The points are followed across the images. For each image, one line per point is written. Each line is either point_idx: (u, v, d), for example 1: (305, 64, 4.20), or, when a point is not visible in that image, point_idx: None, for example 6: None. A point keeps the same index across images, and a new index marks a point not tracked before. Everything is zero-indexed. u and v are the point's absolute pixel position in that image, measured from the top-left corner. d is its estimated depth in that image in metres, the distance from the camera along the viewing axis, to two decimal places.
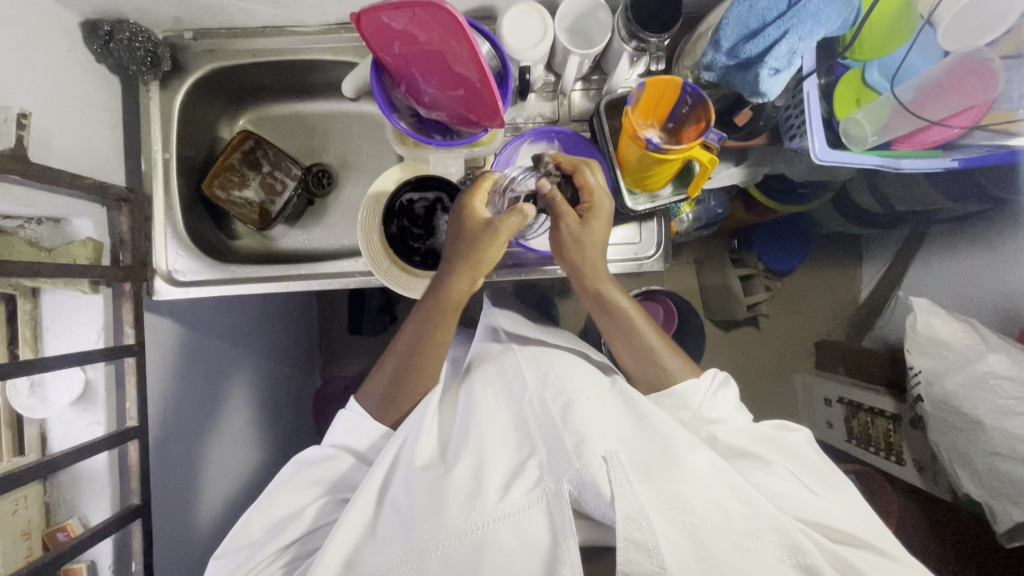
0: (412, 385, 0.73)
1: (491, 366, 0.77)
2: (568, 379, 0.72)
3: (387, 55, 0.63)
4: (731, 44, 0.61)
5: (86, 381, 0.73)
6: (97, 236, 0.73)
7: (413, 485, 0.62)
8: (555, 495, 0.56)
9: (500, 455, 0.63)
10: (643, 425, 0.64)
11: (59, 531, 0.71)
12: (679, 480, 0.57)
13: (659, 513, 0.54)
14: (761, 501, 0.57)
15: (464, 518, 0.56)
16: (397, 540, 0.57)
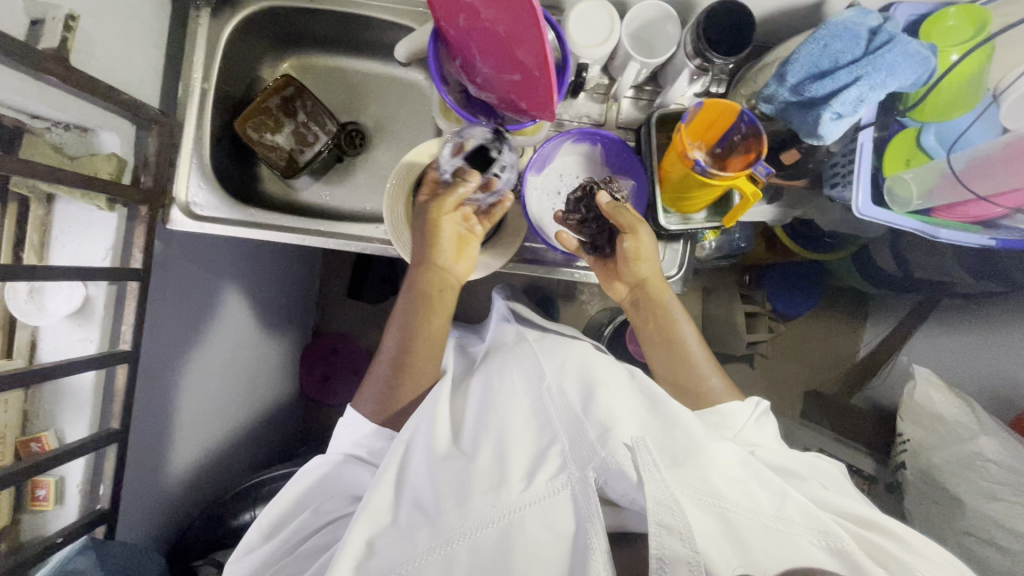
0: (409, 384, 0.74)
1: (508, 352, 0.76)
2: (586, 365, 0.71)
3: (450, 27, 0.62)
4: (797, 80, 0.60)
5: (86, 297, 0.72)
6: (122, 154, 0.72)
7: (435, 470, 0.62)
8: (580, 483, 0.56)
9: (518, 439, 0.62)
10: (659, 414, 0.64)
11: (34, 442, 0.70)
12: (703, 467, 0.57)
13: (688, 497, 0.53)
14: (787, 487, 0.57)
15: (491, 506, 0.57)
16: (423, 524, 0.58)
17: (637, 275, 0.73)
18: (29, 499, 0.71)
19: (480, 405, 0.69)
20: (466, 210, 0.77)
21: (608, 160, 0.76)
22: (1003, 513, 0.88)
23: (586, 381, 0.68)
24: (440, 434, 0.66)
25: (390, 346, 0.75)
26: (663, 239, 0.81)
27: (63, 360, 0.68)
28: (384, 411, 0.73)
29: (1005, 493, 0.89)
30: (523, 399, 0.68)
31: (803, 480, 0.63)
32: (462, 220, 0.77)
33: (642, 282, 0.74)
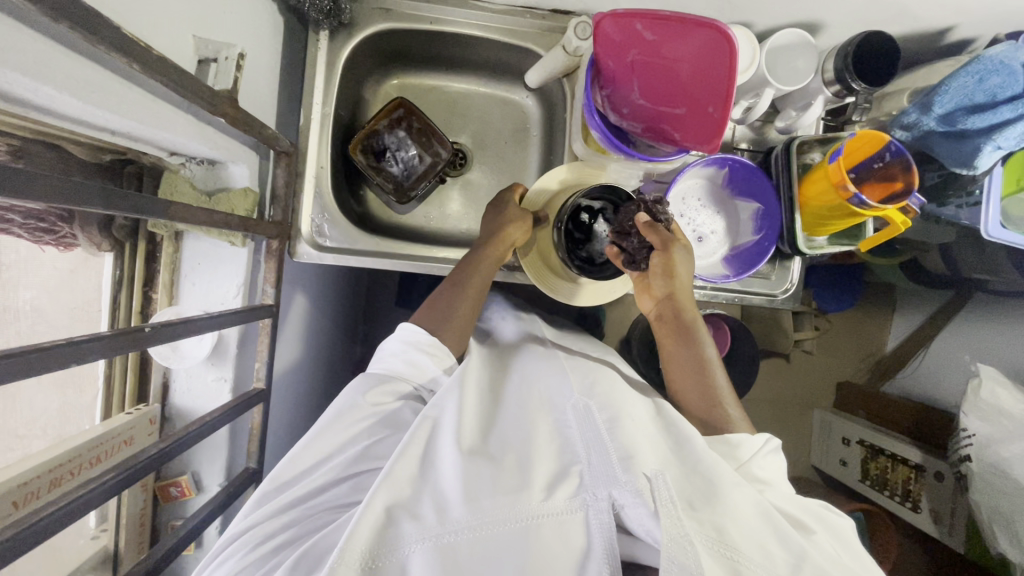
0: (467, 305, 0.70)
1: (532, 364, 0.68)
2: (618, 387, 0.64)
3: (611, 60, 0.61)
4: (945, 111, 0.63)
5: (218, 336, 0.70)
6: (251, 186, 0.69)
7: (450, 455, 0.53)
8: (600, 507, 0.48)
9: (541, 446, 0.54)
10: (683, 448, 0.56)
11: (174, 487, 0.69)
12: (724, 515, 0.49)
13: (702, 543, 0.45)
14: (809, 551, 0.48)
15: (507, 508, 0.48)
16: (427, 510, 0.49)
17: (669, 288, 0.69)
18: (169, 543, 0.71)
19: (505, 407, 0.62)
20: (603, 238, 0.74)
21: (729, 184, 0.77)
22: None
23: (623, 401, 0.60)
24: (464, 422, 0.56)
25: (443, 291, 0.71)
26: (776, 257, 0.84)
27: (209, 414, 0.61)
28: (440, 324, 0.68)
29: None
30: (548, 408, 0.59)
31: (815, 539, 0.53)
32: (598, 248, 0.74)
33: (675, 293, 0.70)
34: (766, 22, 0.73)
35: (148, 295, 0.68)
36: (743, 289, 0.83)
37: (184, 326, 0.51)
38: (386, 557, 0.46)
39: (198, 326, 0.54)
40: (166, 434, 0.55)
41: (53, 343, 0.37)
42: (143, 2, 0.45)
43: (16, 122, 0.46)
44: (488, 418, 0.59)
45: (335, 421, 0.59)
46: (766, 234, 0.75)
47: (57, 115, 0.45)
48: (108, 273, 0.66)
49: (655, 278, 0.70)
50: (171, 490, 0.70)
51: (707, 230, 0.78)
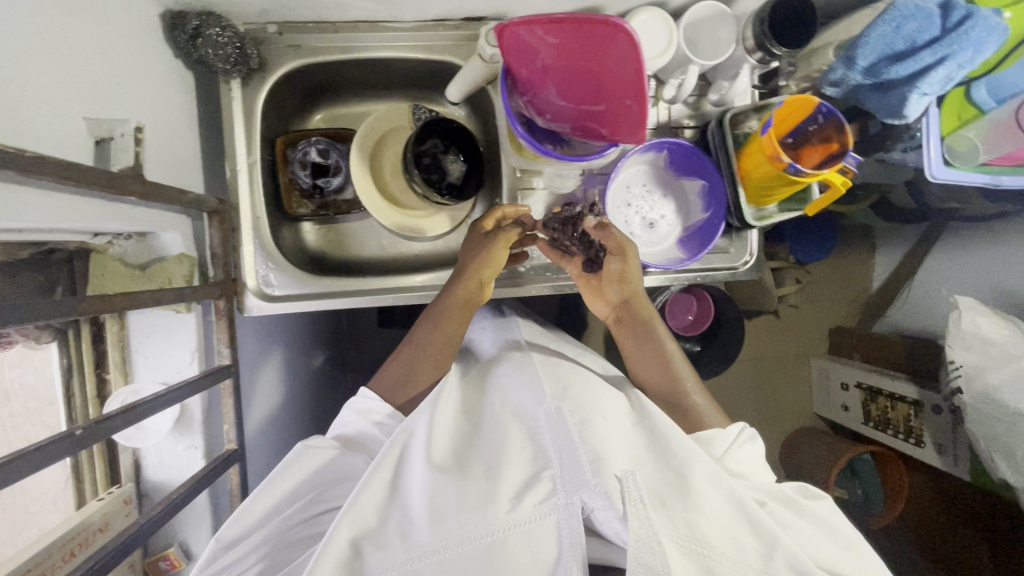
0: (423, 371, 0.72)
1: (505, 377, 0.68)
2: (586, 385, 0.64)
3: (525, 67, 0.60)
4: (870, 63, 0.61)
5: (180, 406, 0.69)
6: (187, 250, 0.68)
7: (417, 478, 0.54)
8: (570, 513, 0.48)
9: (509, 456, 0.54)
10: (659, 445, 0.56)
11: (163, 561, 0.68)
12: (695, 508, 0.50)
13: (672, 541, 0.47)
14: (779, 538, 0.50)
15: (473, 524, 0.48)
16: (391, 539, 0.49)
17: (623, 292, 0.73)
18: None
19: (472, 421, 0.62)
20: (451, 166, 0.82)
21: (672, 165, 0.76)
22: None
23: (594, 402, 0.60)
24: (432, 443, 0.58)
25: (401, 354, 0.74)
26: (733, 230, 0.83)
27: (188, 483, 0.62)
28: (398, 394, 0.70)
29: None
30: (521, 420, 0.59)
31: (800, 533, 0.56)
32: (452, 175, 0.82)
33: (625, 298, 0.74)
34: None
35: (101, 376, 0.67)
36: (703, 267, 0.82)
37: (130, 412, 0.50)
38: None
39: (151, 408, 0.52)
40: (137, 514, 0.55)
41: None
42: (17, 100, 0.44)
43: None
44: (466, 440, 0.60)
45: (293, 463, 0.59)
46: (714, 213, 0.73)
47: None
48: (56, 362, 0.64)
49: (608, 283, 0.74)
50: (160, 563, 0.69)
51: (656, 215, 0.77)
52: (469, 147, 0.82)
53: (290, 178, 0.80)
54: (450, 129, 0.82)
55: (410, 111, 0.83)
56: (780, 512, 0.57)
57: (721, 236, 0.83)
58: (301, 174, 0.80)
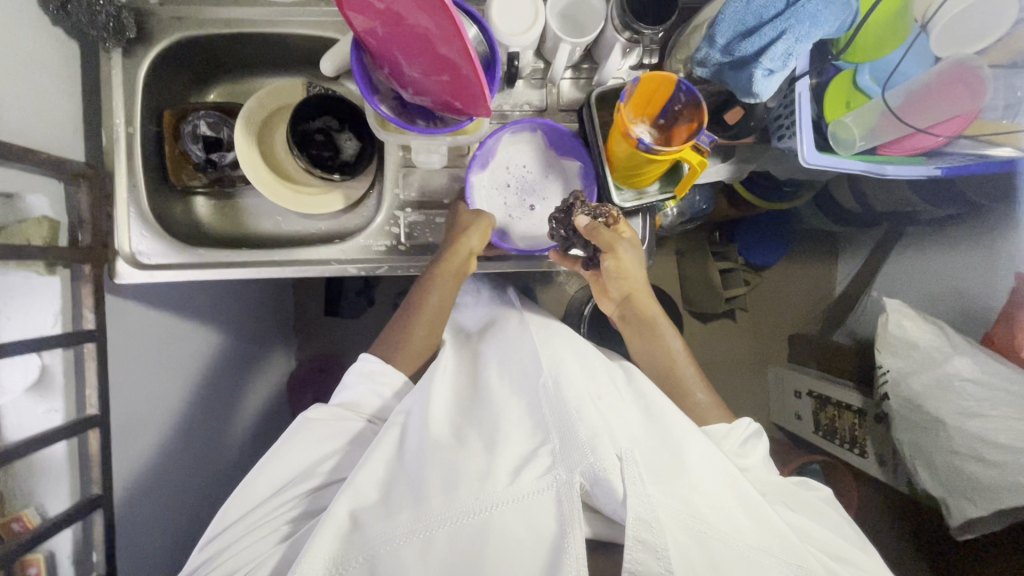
0: (420, 338, 0.76)
1: (505, 353, 0.73)
2: (588, 366, 0.69)
3: (370, 38, 0.60)
4: (726, 40, 0.60)
5: (42, 367, 0.69)
6: (54, 213, 0.68)
7: (421, 454, 0.59)
8: (568, 483, 0.51)
9: (511, 432, 0.58)
10: (655, 426, 0.62)
11: (15, 523, 0.66)
12: (690, 487, 0.53)
13: (670, 516, 0.50)
14: (770, 515, 0.54)
15: (473, 497, 0.52)
16: (392, 511, 0.54)
17: (624, 292, 0.77)
18: None
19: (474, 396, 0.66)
20: (346, 144, 0.83)
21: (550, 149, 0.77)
22: (981, 428, 0.92)
23: (594, 385, 0.65)
24: (431, 421, 0.63)
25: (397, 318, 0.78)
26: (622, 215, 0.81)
27: (33, 434, 0.67)
28: (397, 353, 0.75)
29: (982, 409, 0.92)
30: (521, 398, 0.63)
31: (790, 512, 0.62)
32: (346, 153, 0.83)
33: (627, 295, 0.78)
34: None
35: None
36: None
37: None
38: (355, 558, 0.52)
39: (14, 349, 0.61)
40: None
41: None
42: None
43: None
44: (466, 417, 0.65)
45: (300, 434, 0.66)
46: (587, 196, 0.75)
47: None
48: None
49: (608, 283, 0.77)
50: (11, 526, 0.65)
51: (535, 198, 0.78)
52: (361, 124, 0.83)
53: (182, 150, 0.81)
54: (340, 105, 0.82)
55: (304, 88, 0.83)
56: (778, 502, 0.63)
57: None
58: (195, 148, 0.81)
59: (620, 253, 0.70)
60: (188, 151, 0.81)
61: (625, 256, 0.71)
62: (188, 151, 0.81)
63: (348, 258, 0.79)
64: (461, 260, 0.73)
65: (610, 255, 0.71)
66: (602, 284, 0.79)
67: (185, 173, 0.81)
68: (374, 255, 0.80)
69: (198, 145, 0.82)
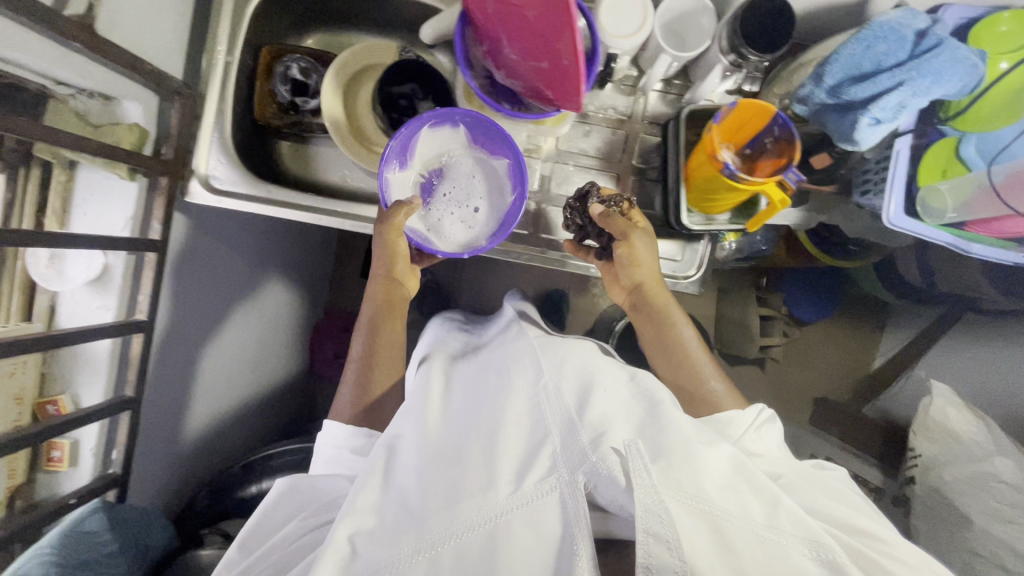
0: (380, 373, 0.77)
1: (503, 346, 0.71)
2: (589, 359, 0.68)
3: (479, 12, 0.61)
4: (835, 81, 0.59)
5: (104, 266, 0.73)
6: (144, 123, 0.72)
7: (417, 467, 0.58)
8: (574, 490, 0.52)
9: (507, 434, 0.58)
10: (657, 412, 0.60)
11: (51, 405, 0.71)
12: (699, 469, 0.52)
13: (679, 502, 0.50)
14: (779, 496, 0.53)
15: (476, 509, 0.53)
16: (394, 529, 0.54)
17: (636, 276, 0.75)
18: (43, 461, 0.72)
19: (468, 399, 0.65)
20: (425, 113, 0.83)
21: (475, 139, 0.74)
22: (1009, 535, 0.87)
23: (589, 377, 0.64)
24: (427, 427, 0.62)
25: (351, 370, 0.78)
26: (682, 237, 0.80)
27: (81, 326, 0.69)
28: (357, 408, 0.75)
29: (1015, 516, 0.87)
30: (518, 394, 0.62)
31: (804, 492, 0.59)
32: None
33: (639, 285, 0.76)
34: None
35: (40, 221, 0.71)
36: None
37: (56, 238, 0.62)
38: None
39: (74, 241, 0.64)
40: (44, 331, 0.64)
41: None
42: None
43: None
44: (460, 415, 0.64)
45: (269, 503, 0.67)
46: (517, 194, 0.72)
47: None
48: None
49: (621, 269, 0.75)
50: (49, 407, 0.71)
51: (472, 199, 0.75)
52: (444, 96, 0.83)
53: (270, 90, 0.82)
54: (426, 74, 0.82)
55: (395, 52, 0.83)
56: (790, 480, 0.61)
57: (668, 240, 0.81)
58: (282, 89, 0.82)
59: (634, 239, 0.71)
60: (274, 91, 0.82)
61: (636, 244, 0.72)
62: (275, 92, 0.82)
63: None
64: (387, 263, 0.78)
65: (625, 241, 0.72)
66: (615, 273, 0.79)
67: (269, 112, 0.83)
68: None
69: (284, 86, 0.82)
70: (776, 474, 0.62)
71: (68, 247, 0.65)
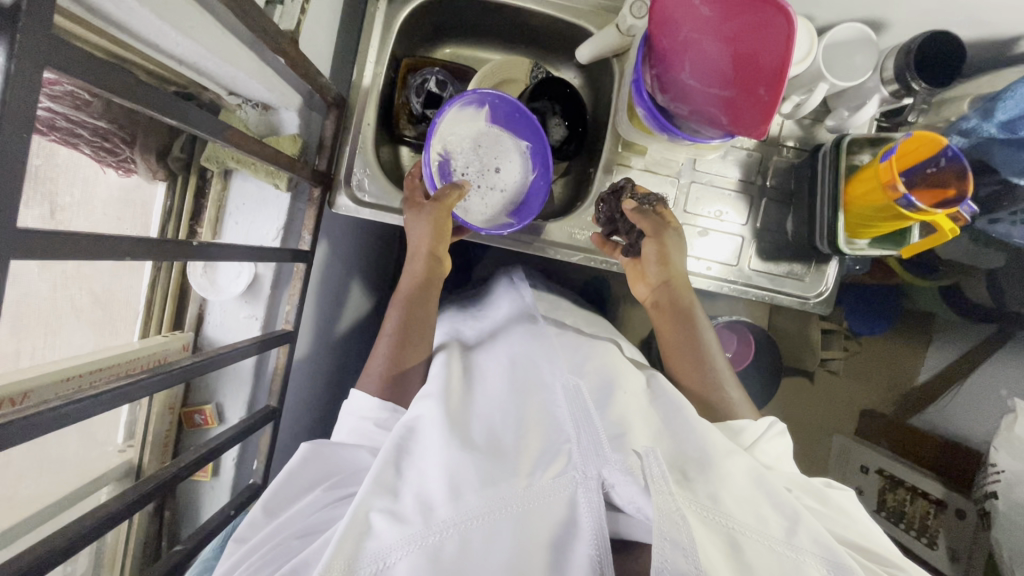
0: (416, 345, 0.71)
1: (517, 342, 0.71)
2: (608, 362, 0.69)
3: (669, 38, 0.61)
4: (1008, 117, 0.63)
5: (254, 275, 0.72)
6: (301, 133, 0.72)
7: (433, 452, 0.56)
8: (589, 486, 0.51)
9: (528, 431, 0.58)
10: (676, 424, 0.60)
11: (199, 415, 0.73)
12: (716, 482, 0.52)
13: (695, 513, 0.49)
14: (801, 513, 0.51)
15: (493, 498, 0.51)
16: (412, 513, 0.51)
17: (664, 274, 0.75)
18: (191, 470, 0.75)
19: (492, 394, 0.65)
20: (554, 129, 0.83)
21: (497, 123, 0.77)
22: None
23: (608, 379, 0.64)
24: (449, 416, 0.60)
25: (383, 346, 0.70)
26: (813, 259, 0.82)
27: (236, 340, 0.66)
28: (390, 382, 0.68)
29: None
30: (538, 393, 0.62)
31: (820, 511, 0.58)
32: (553, 139, 0.84)
33: (666, 281, 0.75)
34: (827, 16, 0.72)
35: (193, 228, 0.70)
36: (773, 289, 0.82)
37: (227, 249, 0.56)
38: (366, 564, 0.49)
39: (239, 252, 0.58)
40: (202, 350, 0.60)
41: (93, 233, 0.39)
42: None
43: (101, 40, 0.49)
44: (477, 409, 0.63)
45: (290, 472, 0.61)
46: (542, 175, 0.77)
47: (133, 35, 0.48)
48: (159, 204, 0.68)
49: (648, 264, 0.76)
50: (196, 417, 0.73)
51: (499, 159, 0.77)
52: (578, 114, 0.84)
53: (402, 101, 0.82)
54: (562, 91, 0.83)
55: (528, 67, 0.85)
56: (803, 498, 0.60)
57: (799, 262, 0.82)
58: (414, 100, 0.81)
59: (667, 234, 0.74)
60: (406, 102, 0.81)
61: (669, 240, 0.74)
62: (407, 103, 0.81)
63: (543, 239, 0.82)
64: (433, 241, 0.72)
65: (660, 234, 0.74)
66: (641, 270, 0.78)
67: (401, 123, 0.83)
68: (576, 243, 0.83)
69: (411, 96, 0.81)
70: (790, 488, 0.61)
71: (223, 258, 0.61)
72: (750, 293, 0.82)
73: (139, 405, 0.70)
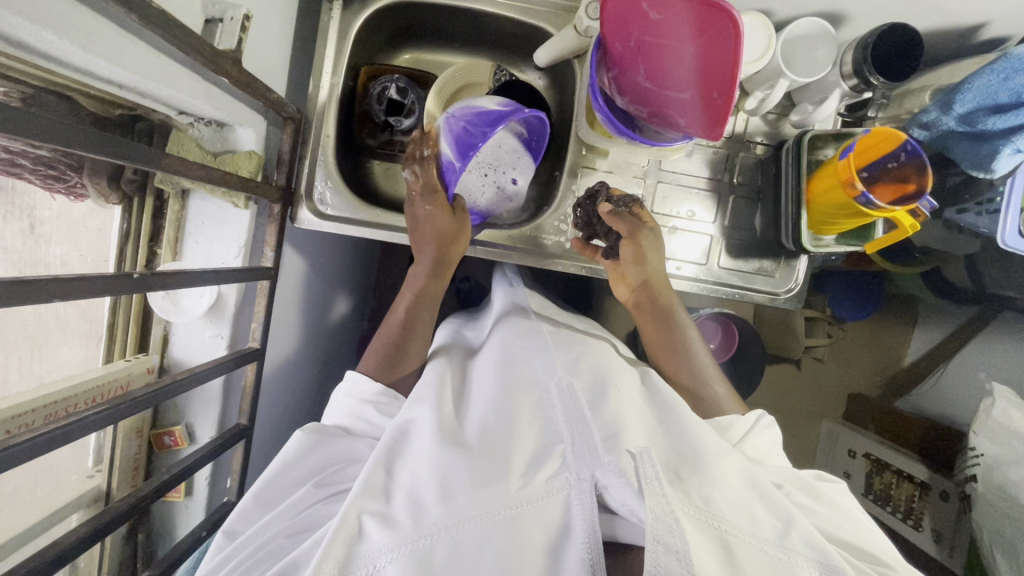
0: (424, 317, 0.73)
1: (512, 342, 0.71)
2: (600, 361, 0.69)
3: (619, 41, 0.61)
4: (966, 109, 0.62)
5: (217, 294, 0.72)
6: (259, 150, 0.71)
7: (426, 453, 0.55)
8: (583, 488, 0.51)
9: (520, 432, 0.57)
10: (669, 424, 0.60)
11: (168, 436, 0.73)
12: (711, 483, 0.52)
13: (687, 513, 0.48)
14: (793, 515, 0.51)
15: (487, 500, 0.50)
16: (404, 515, 0.50)
17: (642, 274, 0.74)
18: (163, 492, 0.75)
19: (485, 396, 0.64)
20: None
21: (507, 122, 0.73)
22: None
23: (601, 376, 0.65)
24: (442, 418, 0.60)
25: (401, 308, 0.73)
26: (783, 255, 0.82)
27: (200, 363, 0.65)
28: (391, 359, 0.70)
29: None
30: (532, 393, 0.62)
31: (808, 506, 0.58)
32: None
33: (646, 280, 0.74)
34: (786, 11, 0.71)
35: (152, 250, 0.70)
36: (744, 286, 0.82)
37: (181, 276, 0.55)
38: (358, 569, 0.47)
39: (199, 277, 0.57)
40: (162, 375, 0.59)
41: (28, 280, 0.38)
42: None
43: (30, 71, 0.48)
44: (469, 413, 0.63)
45: (288, 466, 0.59)
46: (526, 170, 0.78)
47: (65, 65, 0.47)
48: (116, 226, 0.68)
49: (627, 265, 0.75)
50: (166, 438, 0.74)
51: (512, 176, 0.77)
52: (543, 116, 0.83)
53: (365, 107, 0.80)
54: (526, 95, 0.81)
55: (491, 70, 0.84)
56: (796, 494, 0.59)
57: (770, 259, 0.82)
58: (374, 106, 0.79)
59: (645, 235, 0.73)
60: (367, 109, 0.79)
61: (648, 243, 0.73)
62: (368, 110, 0.80)
63: (515, 245, 0.81)
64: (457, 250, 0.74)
65: (639, 237, 0.73)
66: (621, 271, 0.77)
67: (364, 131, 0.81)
68: (545, 248, 0.82)
69: (373, 102, 0.79)
70: (781, 485, 0.60)
71: (183, 283, 0.59)
72: (723, 292, 0.82)
73: (106, 431, 0.69)
